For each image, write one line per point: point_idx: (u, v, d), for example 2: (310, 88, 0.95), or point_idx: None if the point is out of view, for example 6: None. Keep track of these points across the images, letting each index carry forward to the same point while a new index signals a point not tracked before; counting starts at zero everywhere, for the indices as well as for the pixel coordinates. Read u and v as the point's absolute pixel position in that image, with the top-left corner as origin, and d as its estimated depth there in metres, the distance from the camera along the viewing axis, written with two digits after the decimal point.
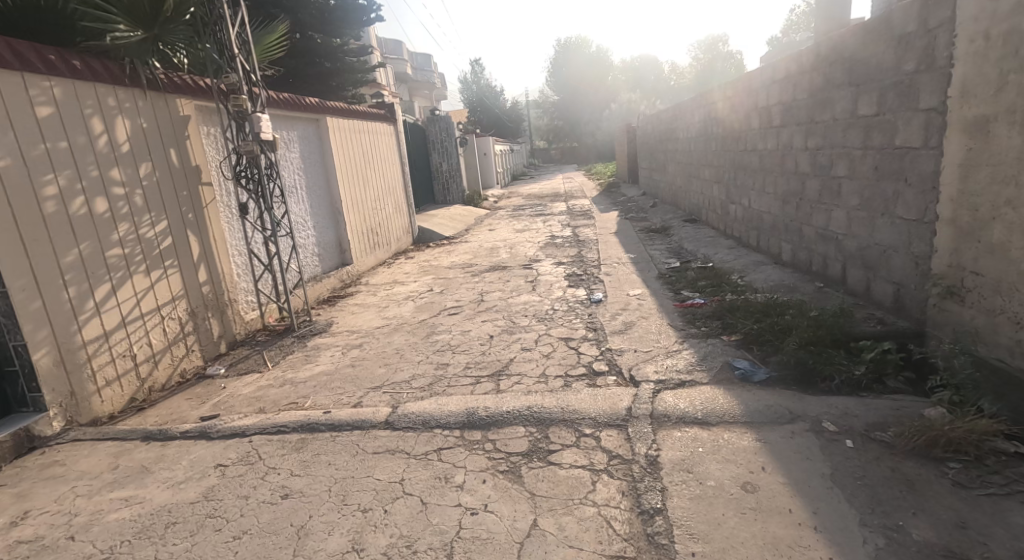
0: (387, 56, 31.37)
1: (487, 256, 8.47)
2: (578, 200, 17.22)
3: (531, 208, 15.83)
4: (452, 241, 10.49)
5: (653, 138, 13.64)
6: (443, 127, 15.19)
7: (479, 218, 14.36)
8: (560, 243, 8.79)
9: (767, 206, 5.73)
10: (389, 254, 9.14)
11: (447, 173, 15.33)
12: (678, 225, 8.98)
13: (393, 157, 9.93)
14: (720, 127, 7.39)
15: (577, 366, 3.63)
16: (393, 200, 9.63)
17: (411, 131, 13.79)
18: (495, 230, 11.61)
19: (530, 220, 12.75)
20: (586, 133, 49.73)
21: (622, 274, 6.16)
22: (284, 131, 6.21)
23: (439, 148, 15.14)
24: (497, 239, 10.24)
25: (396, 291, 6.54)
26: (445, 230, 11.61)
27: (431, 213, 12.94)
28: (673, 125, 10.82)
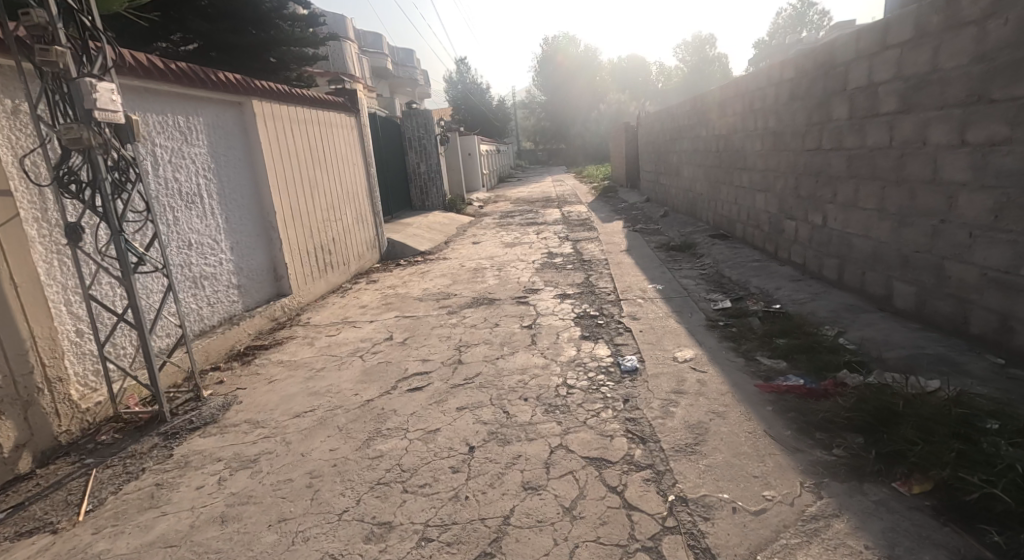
0: (367, 51, 29.60)
1: (469, 280, 6.79)
2: (572, 206, 15.57)
3: (522, 216, 14.16)
4: (427, 257, 8.78)
5: (659, 137, 11.98)
6: (420, 123, 13.49)
7: (462, 227, 12.65)
8: (560, 264, 7.14)
9: (861, 226, 4.06)
10: (347, 275, 7.38)
11: (425, 175, 13.66)
12: (702, 242, 7.36)
13: (354, 156, 8.14)
14: (769, 120, 5.73)
15: (631, 554, 1.94)
16: (352, 209, 7.83)
17: (384, 126, 12.04)
18: (480, 243, 9.92)
19: (519, 231, 11.08)
20: (575, 134, 48.17)
21: (654, 318, 4.51)
22: (178, 116, 4.40)
23: (416, 147, 13.46)
24: (481, 255, 8.55)
25: (345, 336, 4.83)
26: (421, 242, 9.90)
27: (405, 222, 11.22)
28: (690, 122, 9.22)
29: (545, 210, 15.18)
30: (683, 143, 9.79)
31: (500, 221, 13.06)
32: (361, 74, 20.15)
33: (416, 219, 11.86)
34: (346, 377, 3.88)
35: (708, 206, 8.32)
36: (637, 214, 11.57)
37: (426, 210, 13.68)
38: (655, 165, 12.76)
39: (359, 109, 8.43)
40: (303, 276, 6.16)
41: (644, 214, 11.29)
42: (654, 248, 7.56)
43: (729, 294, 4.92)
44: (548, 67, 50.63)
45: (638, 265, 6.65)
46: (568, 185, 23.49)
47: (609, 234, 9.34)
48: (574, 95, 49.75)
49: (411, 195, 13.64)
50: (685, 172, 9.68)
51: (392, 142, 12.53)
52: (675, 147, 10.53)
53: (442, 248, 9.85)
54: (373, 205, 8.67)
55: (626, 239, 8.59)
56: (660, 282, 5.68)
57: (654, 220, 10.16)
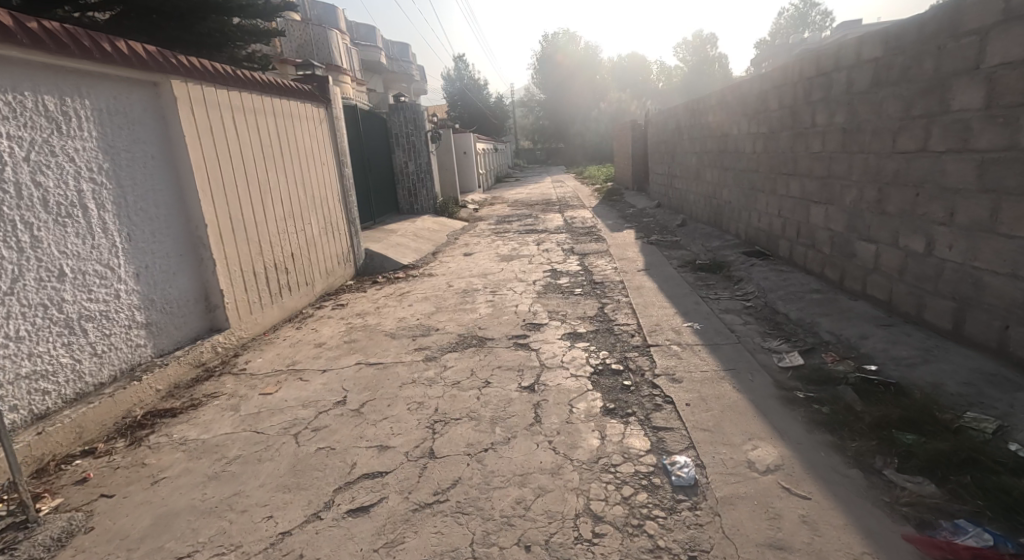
0: (358, 43, 28.25)
1: (456, 308, 5.58)
2: (575, 210, 14.35)
3: (520, 221, 13.01)
4: (411, 273, 7.57)
5: (674, 136, 10.75)
6: (408, 118, 12.23)
7: (453, 233, 11.43)
8: (566, 288, 5.94)
9: (1005, 261, 2.89)
10: (310, 298, 6.14)
11: (414, 175, 12.43)
12: (735, 262, 6.16)
13: (323, 154, 6.91)
14: (834, 115, 4.52)
15: None
16: (319, 217, 6.60)
17: (366, 121, 10.78)
18: (473, 255, 8.71)
19: (518, 240, 9.86)
20: (575, 134, 46.99)
21: (701, 381, 3.33)
22: (47, 97, 3.20)
23: (403, 144, 12.21)
24: (473, 272, 7.34)
25: (285, 395, 3.63)
26: (405, 254, 8.68)
27: (389, 230, 9.99)
28: (714, 119, 8.04)
29: (545, 214, 13.96)
30: (705, 144, 8.57)
31: (497, 227, 11.83)
32: (349, 66, 18.83)
33: (401, 225, 10.62)
34: (267, 480, 2.68)
35: (740, 218, 7.11)
36: (648, 222, 10.36)
37: (415, 214, 12.45)
38: (668, 167, 11.55)
39: (330, 100, 7.20)
40: (246, 303, 4.93)
41: (657, 223, 10.08)
42: (679, 269, 6.37)
43: (795, 341, 3.74)
44: (548, 64, 49.27)
45: (664, 291, 5.45)
46: (569, 187, 22.28)
47: (621, 247, 8.14)
48: (574, 94, 48.46)
49: (398, 197, 12.40)
50: (708, 177, 8.46)
51: (376, 139, 11.27)
52: (694, 148, 9.30)
53: (429, 260, 8.64)
54: (345, 213, 7.43)
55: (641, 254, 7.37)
56: (697, 318, 4.49)
57: (670, 231, 8.94)
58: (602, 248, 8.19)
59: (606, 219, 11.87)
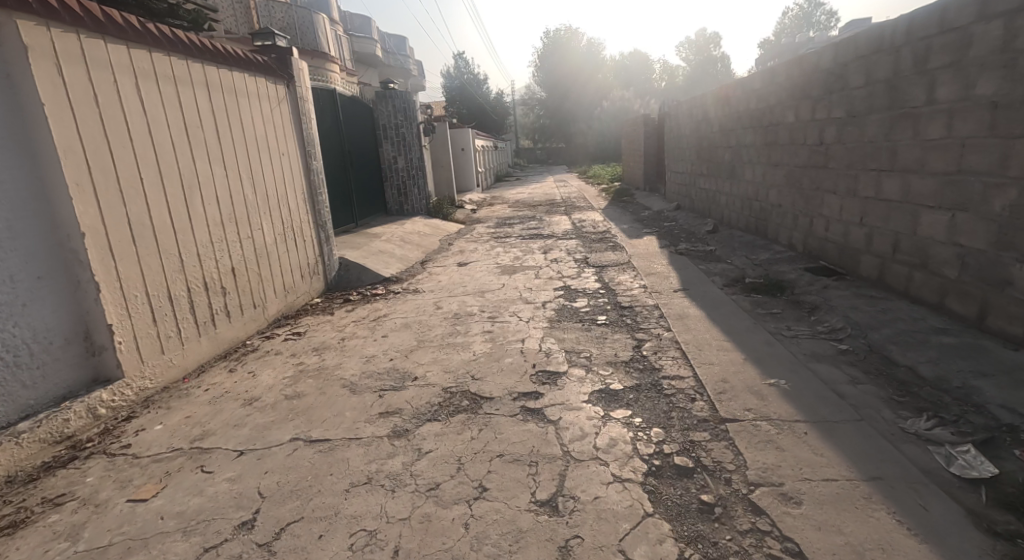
0: (353, 34, 26.92)
1: (445, 343, 4.27)
2: (584, 213, 13.02)
3: (523, 224, 11.71)
4: (393, 289, 6.25)
5: (700, 129, 9.46)
6: (397, 107, 10.91)
7: (448, 238, 10.11)
8: (587, 317, 4.65)
9: None
10: (257, 323, 4.81)
11: (404, 172, 11.10)
12: (800, 283, 4.86)
13: (283, 144, 5.58)
14: (975, 85, 3.31)
15: None
16: (274, 222, 5.26)
17: (348, 109, 9.47)
18: (469, 266, 7.40)
19: (521, 248, 8.55)
20: (577, 133, 45.69)
21: (832, 503, 2.04)
22: None
23: (392, 137, 10.88)
24: (468, 289, 6.03)
25: (167, 504, 2.34)
26: (389, 264, 7.35)
27: (373, 234, 8.66)
28: (757, 106, 6.75)
29: (551, 217, 12.64)
30: (744, 137, 7.27)
31: (497, 232, 10.50)
32: (339, 55, 17.58)
33: (388, 230, 9.30)
34: None
35: (795, 226, 5.80)
36: (671, 228, 9.05)
37: (405, 216, 11.12)
38: (692, 165, 10.23)
39: (295, 79, 5.89)
40: (154, 338, 3.59)
41: (681, 230, 8.77)
42: (726, 292, 5.07)
43: (955, 423, 2.45)
44: (550, 61, 47.87)
45: (718, 324, 4.16)
46: (574, 187, 20.97)
47: (646, 259, 6.83)
48: (577, 92, 47.09)
49: (387, 197, 11.08)
50: (749, 177, 7.16)
51: (360, 130, 9.94)
52: (728, 143, 7.99)
53: (417, 271, 7.32)
54: (310, 216, 6.10)
55: (674, 270, 6.07)
56: (780, 372, 3.20)
57: (700, 241, 7.63)
58: (621, 260, 6.88)
59: (619, 223, 10.53)
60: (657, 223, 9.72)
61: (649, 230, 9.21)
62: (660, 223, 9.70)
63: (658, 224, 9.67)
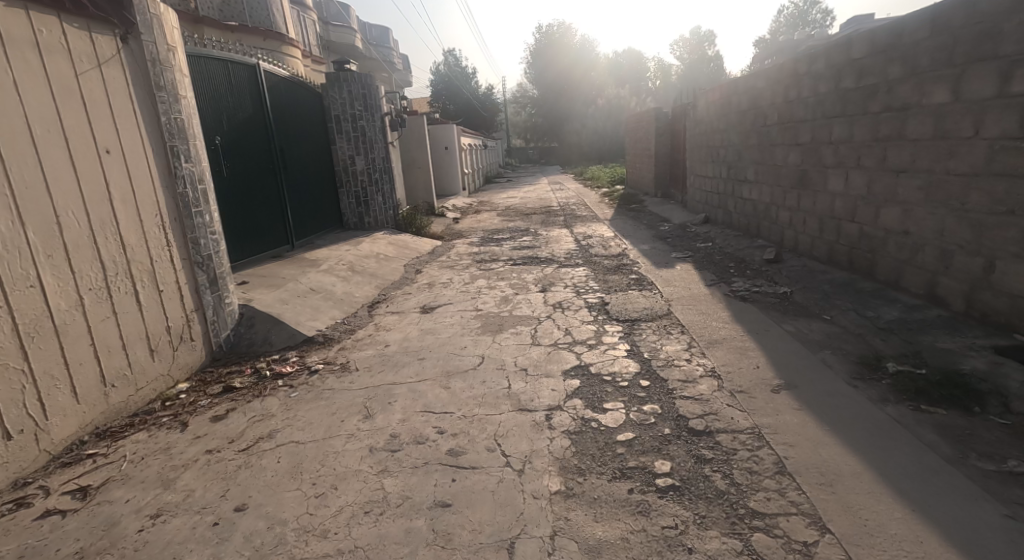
0: (328, 23, 24.74)
1: (355, 543, 2.10)
2: (587, 225, 10.83)
3: (514, 240, 9.58)
4: (313, 363, 4.03)
5: (743, 124, 7.39)
6: (354, 95, 8.68)
7: (419, 262, 7.91)
8: (635, 463, 2.47)
9: None
10: (13, 466, 2.60)
11: (362, 176, 8.91)
12: (1014, 388, 2.72)
13: (109, 134, 3.30)
14: None
15: None
16: (74, 269, 2.99)
17: (284, 94, 7.25)
18: (438, 315, 5.20)
19: (513, 281, 6.38)
20: (572, 132, 43.63)
21: None
22: None
23: (346, 132, 8.68)
24: (428, 367, 3.84)
25: None
26: (322, 311, 5.14)
27: (313, 262, 6.45)
28: (856, 85, 4.64)
29: (548, 231, 10.46)
30: (829, 131, 5.13)
31: (483, 254, 8.33)
32: (302, 40, 15.33)
33: (338, 254, 7.09)
34: None
35: (948, 269, 3.67)
36: (708, 253, 6.89)
37: (365, 231, 8.92)
38: (729, 169, 8.07)
39: (143, 29, 3.61)
40: None
41: (724, 257, 6.62)
42: (869, 395, 2.92)
43: None
44: (544, 56, 45.70)
45: (931, 524, 1.96)
46: (571, 191, 18.88)
47: (695, 309, 4.66)
48: (572, 88, 44.87)
49: (341, 207, 8.88)
50: (838, 188, 5.01)
51: (302, 121, 7.73)
52: (796, 139, 5.84)
53: (362, 322, 5.11)
54: (173, 249, 3.81)
55: (750, 337, 3.90)
56: None
57: (761, 278, 5.47)
58: (658, 310, 4.71)
59: (635, 242, 8.37)
60: (687, 245, 7.56)
61: (679, 255, 7.06)
62: (690, 245, 7.56)
63: (688, 246, 7.50)
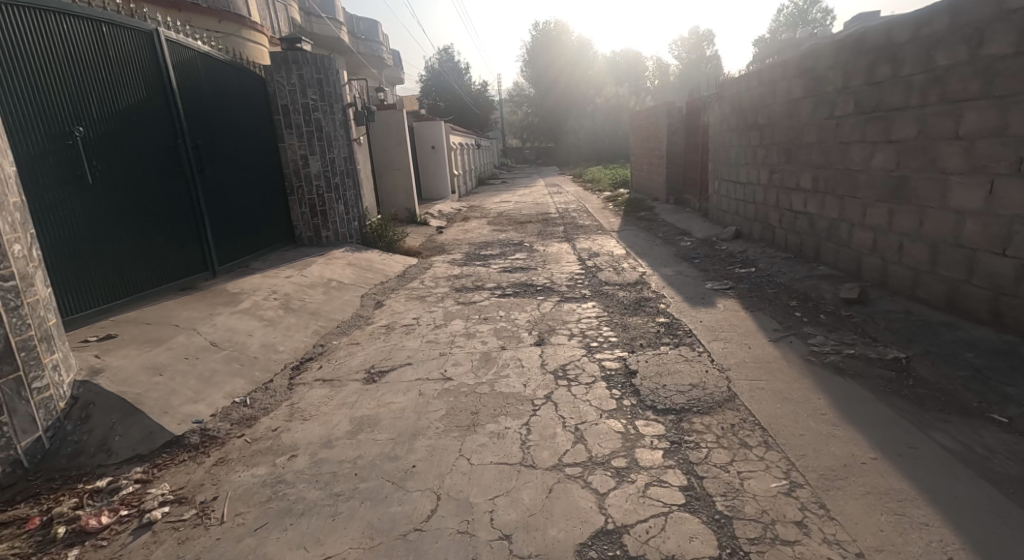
0: (309, 14, 23.12)
1: None
2: (592, 237, 9.27)
3: (506, 258, 8.01)
4: (154, 500, 2.44)
5: (795, 117, 5.84)
6: (307, 80, 7.06)
7: (385, 289, 6.32)
8: None
9: None
10: None
11: (317, 180, 7.34)
12: None
13: None
14: None
15: None
16: None
17: (208, 76, 5.65)
18: (388, 387, 3.59)
19: (500, 324, 4.80)
20: (570, 132, 42.14)
21: None
22: None
23: (297, 127, 7.09)
24: (345, 521, 2.25)
25: None
26: (218, 382, 3.53)
27: (234, 298, 4.84)
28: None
29: (545, 245, 8.89)
30: (956, 123, 3.57)
31: (465, 279, 6.74)
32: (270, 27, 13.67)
33: (275, 283, 5.49)
34: None
35: None
36: (754, 285, 5.32)
37: (321, 249, 7.34)
38: (772, 173, 6.52)
39: None
40: None
41: (777, 292, 5.04)
42: None
43: None
44: (541, 54, 44.18)
45: None
46: (570, 195, 17.34)
47: (772, 390, 3.07)
48: (571, 87, 43.34)
49: (291, 217, 7.35)
50: (974, 205, 3.44)
51: (235, 111, 6.13)
52: (889, 134, 4.26)
53: (275, 400, 3.47)
54: None
55: (893, 463, 2.29)
56: None
57: (847, 330, 3.89)
58: (715, 392, 3.12)
59: (650, 264, 6.85)
60: (718, 271, 6.01)
61: (713, 285, 5.51)
62: (724, 270, 6.01)
63: (721, 272, 5.95)
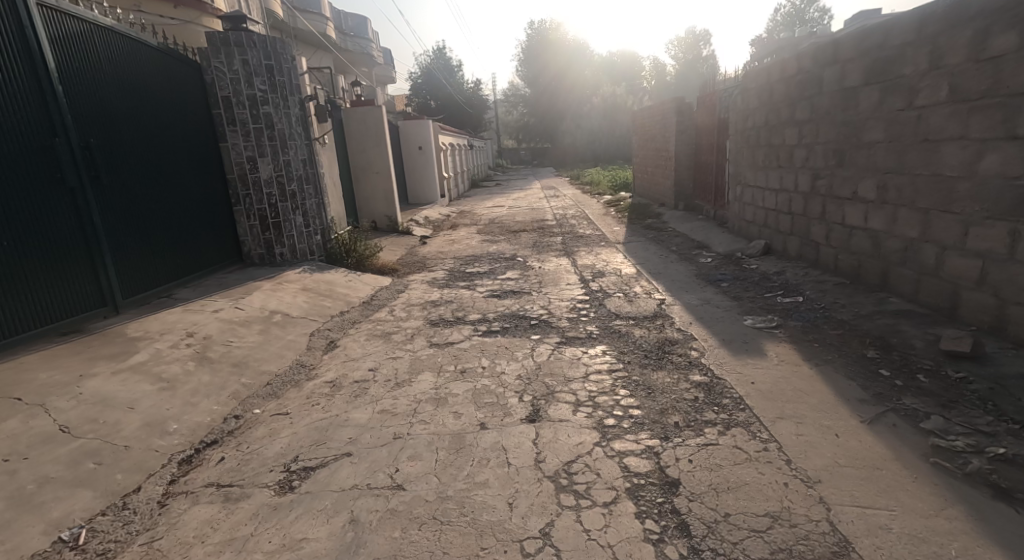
0: (292, 6, 21.89)
1: None
2: (594, 250, 8.13)
3: (495, 278, 6.87)
4: None
5: (850, 110, 4.73)
6: (254, 68, 5.89)
7: (345, 322, 5.16)
8: None
9: None
10: None
11: (269, 188, 6.18)
12: None
13: None
14: None
15: None
16: None
17: (111, 57, 4.47)
18: (307, 505, 2.43)
19: (481, 383, 3.63)
20: (566, 133, 41.07)
21: None
22: None
23: (242, 124, 5.92)
24: None
25: None
26: (46, 505, 2.34)
27: (130, 346, 3.65)
28: None
29: (541, 260, 7.75)
30: None
31: (444, 307, 5.57)
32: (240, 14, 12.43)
33: (197, 321, 4.31)
34: None
35: None
36: (806, 323, 4.18)
37: (274, 270, 6.16)
38: (815, 179, 5.41)
39: None
40: None
41: (840, 334, 3.90)
42: None
43: None
44: (536, 52, 42.98)
45: None
46: (567, 199, 16.26)
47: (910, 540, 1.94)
48: (567, 86, 42.18)
49: (238, 232, 6.19)
50: None
51: (155, 104, 4.96)
52: (1013, 129, 3.20)
53: (126, 538, 2.29)
54: None
55: None
56: None
57: (968, 408, 2.75)
58: (815, 539, 2.00)
59: (667, 289, 5.70)
60: (753, 301, 4.88)
61: (751, 321, 4.37)
62: (761, 300, 4.87)
63: (758, 302, 4.82)
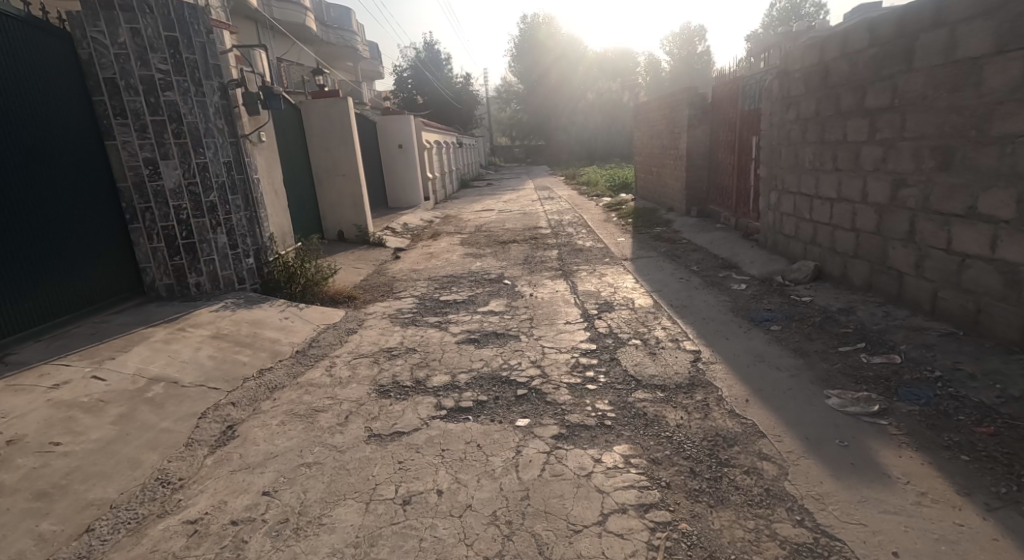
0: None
1: None
2: (598, 270, 6.76)
3: (475, 311, 5.48)
4: None
5: (964, 94, 3.42)
6: (148, 40, 4.47)
7: (262, 387, 3.76)
8: None
9: None
10: None
11: (176, 200, 4.76)
12: None
13: None
14: None
15: None
16: None
17: None
18: None
19: (430, 535, 2.24)
20: (561, 130, 39.67)
21: None
22: None
23: (136, 115, 4.50)
24: None
25: None
26: None
27: None
28: None
29: (533, 283, 6.36)
30: None
31: (401, 362, 4.17)
32: None
33: (13, 411, 2.91)
34: None
35: None
36: (924, 406, 2.83)
37: (184, 307, 4.75)
38: (896, 187, 4.07)
39: None
40: None
41: (985, 433, 2.55)
42: None
43: None
44: (530, 46, 41.52)
45: None
46: (563, 201, 14.85)
47: None
48: (561, 82, 40.74)
49: (137, 257, 4.77)
50: None
51: None
52: None
53: None
54: None
55: None
56: None
57: None
58: None
59: (699, 333, 4.31)
60: (824, 359, 3.51)
61: (834, 399, 3.00)
62: (836, 358, 3.50)
63: (832, 362, 3.45)
